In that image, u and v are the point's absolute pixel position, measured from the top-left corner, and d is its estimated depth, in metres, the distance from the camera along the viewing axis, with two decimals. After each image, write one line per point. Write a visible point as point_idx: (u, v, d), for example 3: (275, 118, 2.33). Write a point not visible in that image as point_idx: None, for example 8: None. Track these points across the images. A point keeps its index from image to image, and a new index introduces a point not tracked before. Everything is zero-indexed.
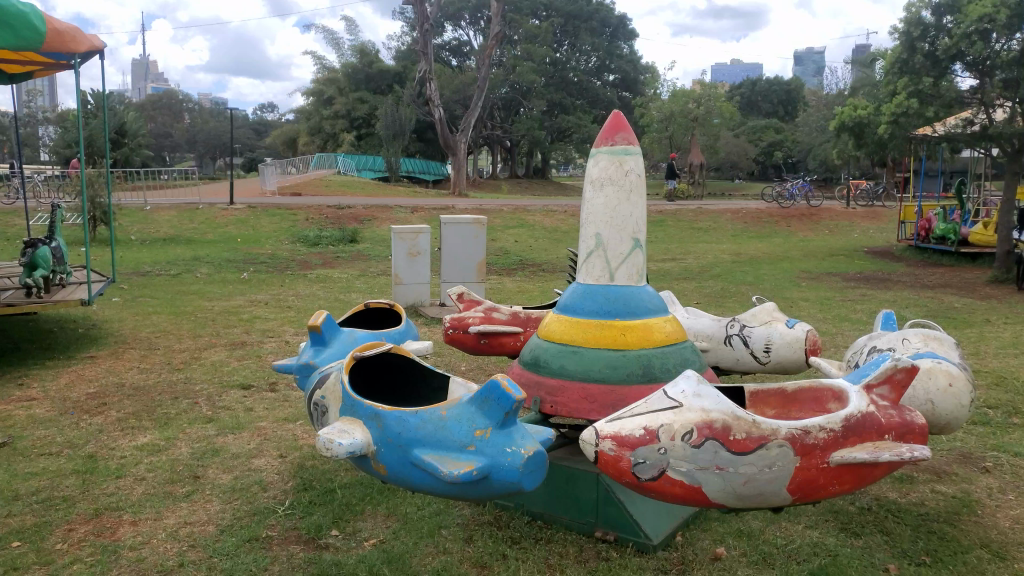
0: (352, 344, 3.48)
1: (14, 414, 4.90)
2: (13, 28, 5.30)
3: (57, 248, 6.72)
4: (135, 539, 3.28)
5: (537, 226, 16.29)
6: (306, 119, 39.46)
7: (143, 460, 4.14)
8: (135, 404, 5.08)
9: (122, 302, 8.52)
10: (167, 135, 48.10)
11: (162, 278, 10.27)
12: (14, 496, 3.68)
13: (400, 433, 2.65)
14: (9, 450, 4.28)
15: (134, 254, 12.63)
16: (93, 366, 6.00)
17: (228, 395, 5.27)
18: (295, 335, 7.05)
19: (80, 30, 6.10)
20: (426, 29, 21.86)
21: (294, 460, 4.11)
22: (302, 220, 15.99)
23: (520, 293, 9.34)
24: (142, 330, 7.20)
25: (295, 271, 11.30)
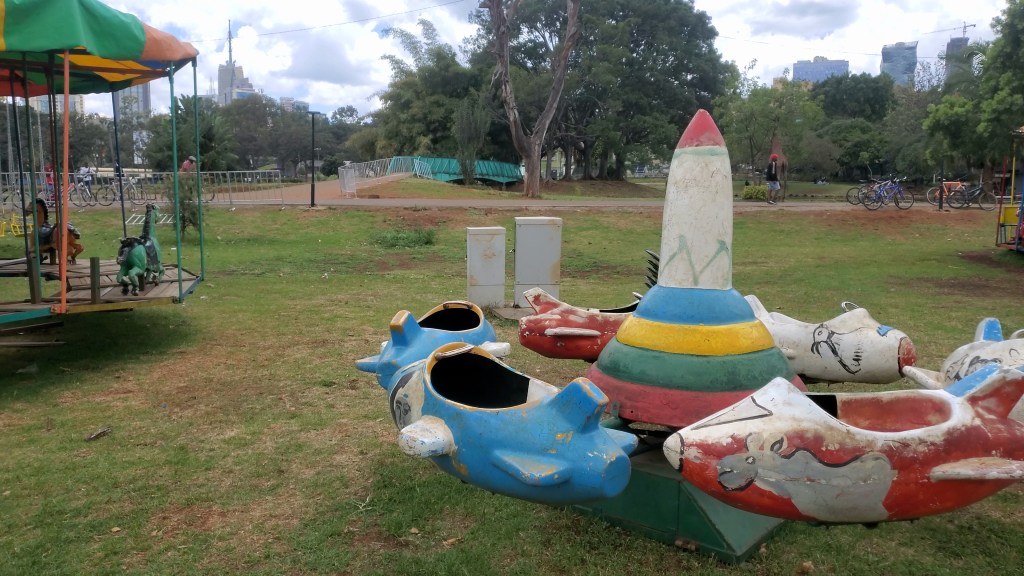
0: (432, 344, 3.52)
1: (112, 405, 5.15)
2: (115, 38, 5.57)
3: (151, 248, 7.04)
4: (224, 529, 3.40)
5: (612, 228, 16.17)
6: (383, 122, 40.24)
7: (231, 453, 4.29)
8: (223, 399, 5.27)
9: (210, 300, 8.86)
10: (252, 139, 49.81)
11: (247, 277, 10.64)
12: (114, 484, 3.87)
13: (481, 434, 2.66)
14: (108, 440, 4.50)
15: (221, 253, 13.11)
16: (184, 361, 6.26)
17: (310, 392, 5.41)
18: (374, 334, 7.17)
19: (175, 38, 6.37)
20: (503, 31, 22.00)
21: (374, 457, 4.18)
22: (380, 222, 16.31)
23: (596, 296, 9.29)
24: (229, 327, 7.47)
25: (373, 271, 11.52)
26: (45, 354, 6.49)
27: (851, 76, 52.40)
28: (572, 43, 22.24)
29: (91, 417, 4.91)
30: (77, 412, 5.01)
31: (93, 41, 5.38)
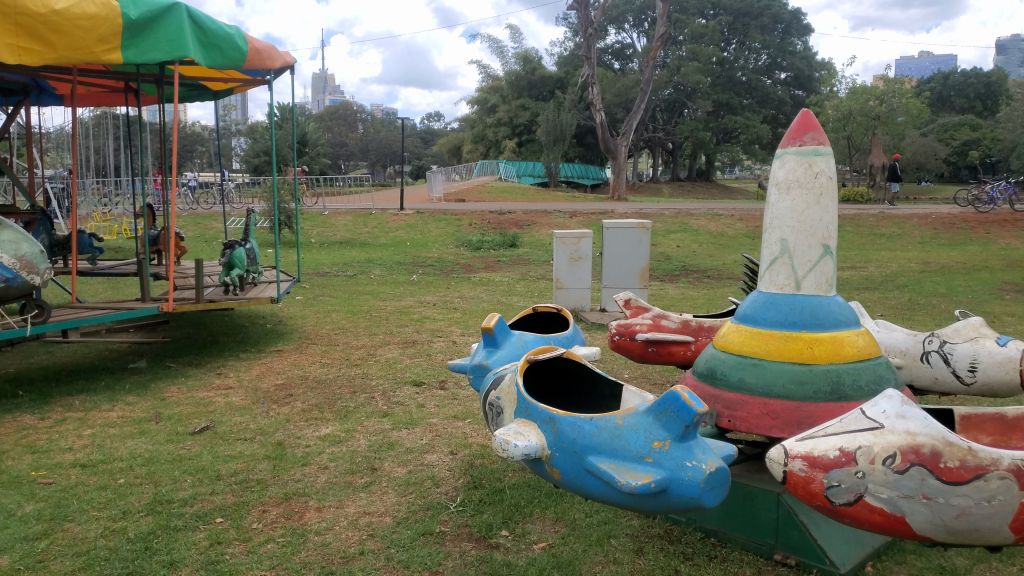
0: (522, 348, 3.50)
1: (215, 401, 5.38)
2: (221, 49, 5.84)
3: (251, 250, 7.31)
4: (321, 524, 3.49)
5: (701, 231, 15.85)
6: (470, 127, 40.73)
7: (326, 450, 4.41)
8: (318, 396, 5.42)
9: (304, 300, 9.16)
10: (343, 145, 51.29)
11: (339, 279, 10.94)
12: (217, 476, 4.03)
13: (575, 439, 2.64)
14: (212, 434, 4.70)
15: (315, 256, 13.52)
16: (281, 359, 6.48)
17: (401, 391, 5.50)
18: (462, 336, 7.24)
19: (275, 48, 6.61)
20: (590, 33, 21.90)
21: (464, 458, 4.21)
22: (466, 225, 16.48)
23: (686, 300, 9.10)
24: (323, 327, 7.69)
25: (460, 274, 11.65)
26: (153, 351, 6.84)
27: (961, 71, 49.75)
28: (661, 43, 21.90)
29: (195, 411, 5.14)
30: (182, 407, 5.25)
31: (201, 53, 5.65)
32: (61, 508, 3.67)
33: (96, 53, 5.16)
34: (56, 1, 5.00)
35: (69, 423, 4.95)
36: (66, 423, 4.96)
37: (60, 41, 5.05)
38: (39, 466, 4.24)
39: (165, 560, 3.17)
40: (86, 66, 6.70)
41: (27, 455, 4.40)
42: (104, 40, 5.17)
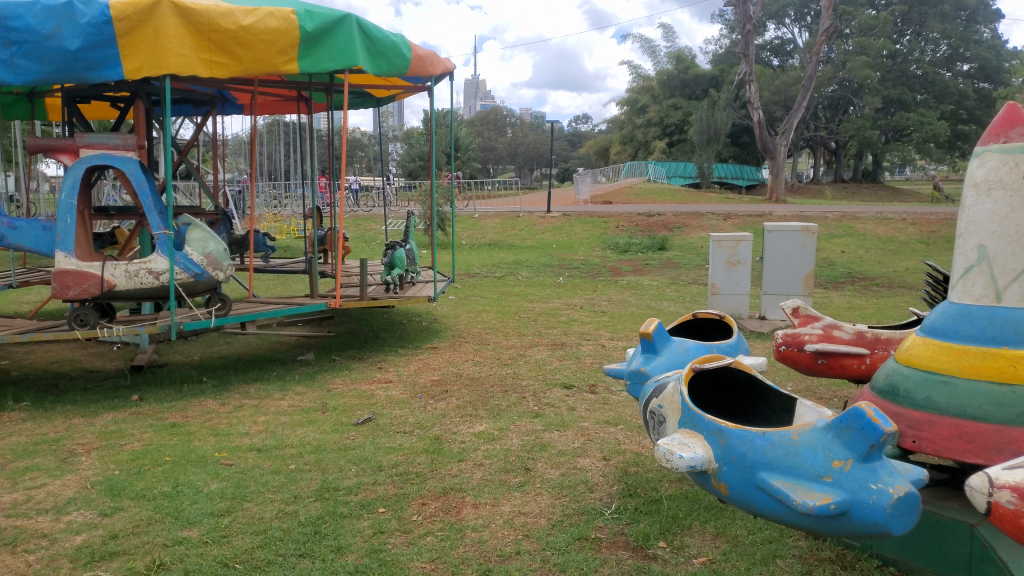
0: (683, 355, 3.39)
1: (376, 393, 5.62)
2: (386, 57, 6.11)
3: (410, 250, 7.59)
4: (477, 520, 3.54)
5: (868, 235, 14.86)
6: (618, 128, 40.46)
7: (480, 446, 4.48)
8: (472, 394, 5.53)
9: (456, 300, 9.40)
10: (491, 149, 52.38)
11: (490, 280, 11.15)
12: (379, 467, 4.19)
13: (745, 454, 2.53)
14: (373, 426, 4.91)
15: (466, 257, 13.88)
16: (436, 356, 6.67)
17: (552, 393, 5.51)
18: (612, 340, 7.16)
19: (436, 54, 6.83)
20: (750, 29, 21.08)
21: (618, 464, 4.15)
22: (613, 228, 16.34)
23: (852, 310, 8.55)
24: (475, 327, 7.85)
25: (607, 277, 11.57)
26: (319, 344, 7.25)
27: None
28: (826, 37, 20.66)
29: (358, 403, 5.38)
30: (346, 398, 5.53)
31: (369, 61, 5.92)
32: (241, 489, 3.95)
33: (276, 64, 5.50)
34: (243, 17, 5.35)
35: (246, 409, 5.33)
36: (244, 409, 5.34)
37: (245, 55, 5.41)
38: (220, 448, 4.58)
39: (333, 545, 3.32)
40: (265, 76, 7.19)
41: (210, 437, 4.77)
42: (283, 52, 5.52)
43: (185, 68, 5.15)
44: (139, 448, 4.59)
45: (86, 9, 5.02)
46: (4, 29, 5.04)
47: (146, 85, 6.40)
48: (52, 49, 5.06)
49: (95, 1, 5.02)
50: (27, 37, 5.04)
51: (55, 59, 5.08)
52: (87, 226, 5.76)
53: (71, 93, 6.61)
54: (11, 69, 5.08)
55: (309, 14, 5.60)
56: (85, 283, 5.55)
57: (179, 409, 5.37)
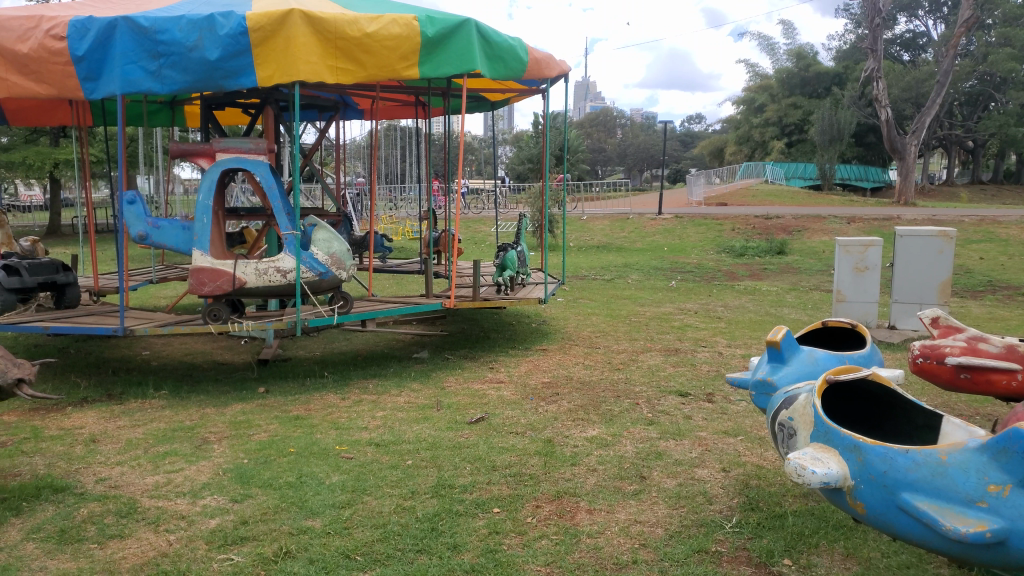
0: (813, 365, 3.23)
1: (488, 393, 5.68)
2: (504, 60, 6.16)
3: (522, 252, 7.62)
4: (592, 526, 3.50)
5: (1011, 241, 13.81)
6: (734, 129, 39.37)
7: (593, 451, 4.43)
8: (584, 397, 5.49)
9: (566, 302, 9.38)
10: (601, 151, 52.13)
11: (600, 282, 11.08)
12: (493, 467, 4.22)
13: (886, 473, 2.39)
14: (487, 425, 4.95)
15: (575, 259, 13.84)
16: (547, 358, 6.66)
17: (666, 400, 5.39)
18: (729, 347, 6.94)
19: (552, 57, 6.84)
20: (880, 23, 20.04)
21: (738, 476, 4.01)
22: (729, 230, 15.90)
23: (995, 321, 7.97)
24: (585, 329, 7.81)
25: (722, 281, 11.27)
26: (433, 343, 7.39)
27: None
28: (967, 28, 19.38)
29: (471, 402, 5.45)
30: (459, 397, 5.60)
31: (487, 65, 5.99)
32: (362, 482, 4.06)
33: (398, 69, 5.65)
34: (368, 25, 5.53)
35: (364, 404, 5.49)
36: (362, 404, 5.51)
37: (369, 61, 5.58)
38: (341, 441, 4.74)
39: (450, 543, 3.37)
40: (386, 82, 7.40)
41: (332, 430, 4.94)
42: (405, 58, 5.65)
43: (312, 74, 5.39)
44: (266, 438, 4.81)
45: (225, 21, 5.31)
46: (153, 42, 5.35)
47: (275, 93, 6.72)
48: (194, 60, 5.36)
49: (234, 14, 5.31)
50: (173, 49, 5.35)
51: (197, 69, 5.37)
52: (221, 226, 6.08)
53: (209, 101, 7.01)
54: (158, 79, 5.38)
55: (431, 20, 5.70)
56: (219, 279, 5.86)
57: (302, 402, 5.60)
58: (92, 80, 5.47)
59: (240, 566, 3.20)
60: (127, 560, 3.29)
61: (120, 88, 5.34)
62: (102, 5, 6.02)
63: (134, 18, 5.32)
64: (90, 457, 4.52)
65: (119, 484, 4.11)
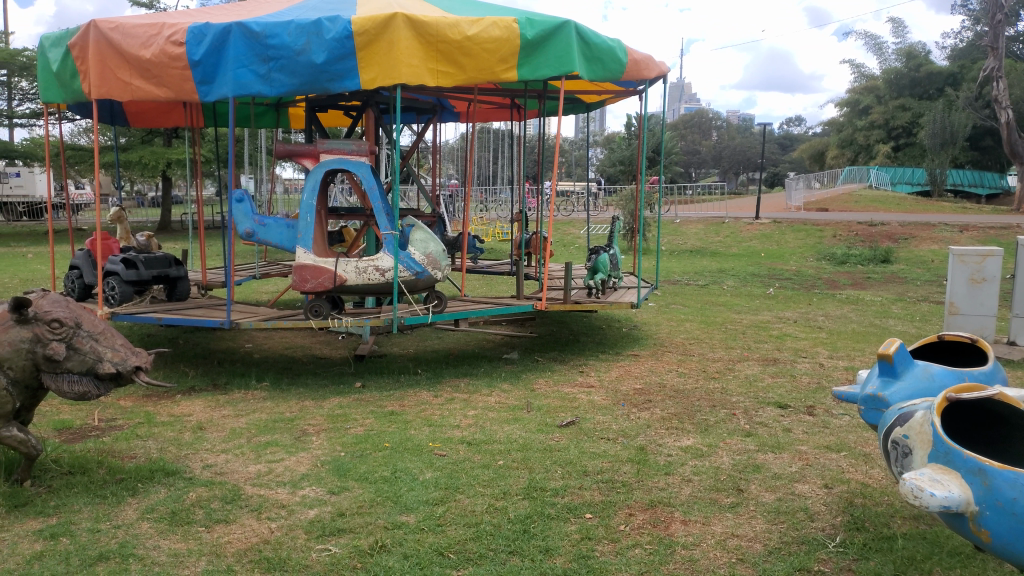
0: (929, 381, 3.05)
1: (579, 397, 5.64)
2: (603, 62, 6.13)
3: (614, 256, 7.53)
4: (688, 538, 3.42)
5: None
6: (836, 131, 37.91)
7: (688, 462, 4.34)
8: (677, 406, 5.38)
9: (658, 307, 9.24)
10: (695, 153, 51.12)
11: (693, 288, 10.87)
12: (584, 472, 4.18)
13: (1015, 500, 2.24)
14: (578, 429, 4.91)
15: (667, 264, 13.61)
16: (638, 364, 6.57)
17: (764, 412, 5.22)
18: (831, 359, 6.67)
19: (651, 58, 6.75)
20: (1002, 20, 18.91)
21: (841, 494, 3.84)
22: (829, 237, 15.33)
23: None
24: (678, 336, 7.67)
25: (823, 290, 10.86)
26: (523, 344, 7.41)
27: None
28: None
29: (561, 405, 5.43)
30: (550, 399, 5.59)
31: (585, 67, 5.97)
32: (454, 480, 4.10)
33: (497, 72, 5.70)
34: (469, 28, 5.60)
35: (456, 403, 5.55)
36: (454, 402, 5.57)
37: (469, 64, 5.65)
38: (434, 438, 4.80)
39: (541, 546, 3.36)
40: (483, 84, 7.47)
41: (425, 427, 5.02)
42: (504, 60, 5.70)
43: (414, 77, 5.49)
44: (362, 433, 4.92)
45: (332, 25, 5.47)
46: (263, 47, 5.57)
47: (376, 95, 6.89)
48: (302, 63, 5.55)
49: (340, 18, 5.46)
50: (282, 53, 5.56)
51: (304, 72, 5.56)
52: (323, 225, 6.27)
53: (313, 103, 7.25)
54: (267, 82, 5.60)
55: (530, 22, 5.73)
56: (321, 277, 6.05)
57: (396, 398, 5.71)
58: (207, 83, 5.72)
59: (337, 557, 3.28)
60: (232, 544, 3.42)
61: (233, 91, 5.57)
62: (216, 12, 6.29)
63: (246, 24, 5.55)
64: (198, 443, 4.74)
65: (224, 471, 4.29)
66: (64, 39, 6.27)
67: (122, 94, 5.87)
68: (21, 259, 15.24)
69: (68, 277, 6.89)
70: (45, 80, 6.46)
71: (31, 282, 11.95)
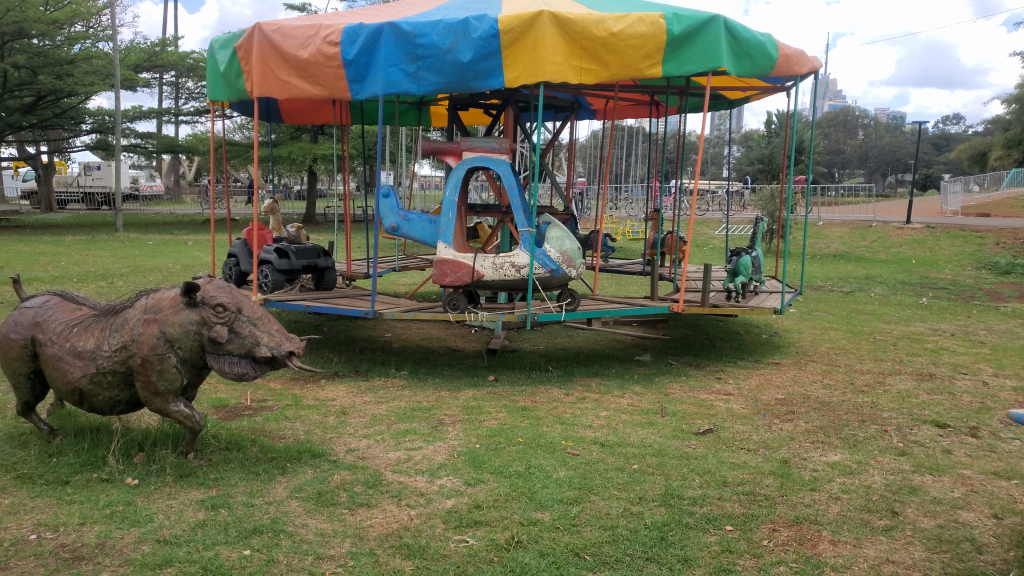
0: None
1: (716, 404, 5.45)
2: (752, 57, 5.90)
3: (756, 258, 7.24)
4: (837, 559, 3.23)
5: None
6: (1003, 130, 34.88)
7: (836, 478, 4.10)
8: (823, 419, 5.10)
9: (800, 314, 8.82)
10: (839, 152, 48.47)
11: (837, 295, 10.32)
12: (724, 482, 4.04)
13: None
14: (716, 438, 4.76)
15: (807, 268, 12.98)
16: (780, 373, 6.29)
17: (920, 431, 4.86)
18: (996, 377, 6.12)
19: (804, 52, 6.44)
20: None
21: (1013, 526, 3.50)
22: (992, 244, 14.12)
23: None
24: (822, 345, 7.29)
25: (984, 301, 10.03)
26: (656, 347, 7.26)
27: None
28: None
29: (698, 412, 5.27)
30: (685, 405, 5.44)
31: (733, 62, 5.76)
32: (588, 481, 4.06)
33: (641, 68, 5.61)
34: (615, 24, 5.53)
35: (588, 402, 5.51)
36: (586, 401, 5.53)
37: (613, 61, 5.59)
38: (567, 436, 4.79)
39: (680, 555, 3.26)
40: (624, 81, 7.38)
41: (557, 425, 5.01)
42: (649, 57, 5.59)
43: (557, 75, 5.50)
44: (495, 426, 4.97)
45: (479, 24, 5.55)
46: (413, 46, 5.72)
47: (517, 94, 6.95)
48: (448, 62, 5.66)
49: (487, 17, 5.53)
50: (430, 52, 5.69)
51: (450, 71, 5.67)
52: (463, 221, 6.40)
53: (455, 101, 7.39)
54: (415, 80, 5.75)
55: (678, 17, 5.57)
56: (460, 272, 6.17)
57: (529, 393, 5.74)
58: (359, 82, 5.95)
59: (474, 549, 3.32)
60: (374, 529, 3.54)
61: (383, 89, 5.76)
62: (368, 13, 6.53)
63: (398, 24, 5.72)
64: (341, 427, 4.94)
65: (366, 456, 4.45)
66: (231, 41, 6.70)
67: (281, 93, 6.21)
68: (184, 246, 16.49)
69: (226, 264, 7.36)
70: (213, 80, 6.92)
71: (193, 268, 12.91)
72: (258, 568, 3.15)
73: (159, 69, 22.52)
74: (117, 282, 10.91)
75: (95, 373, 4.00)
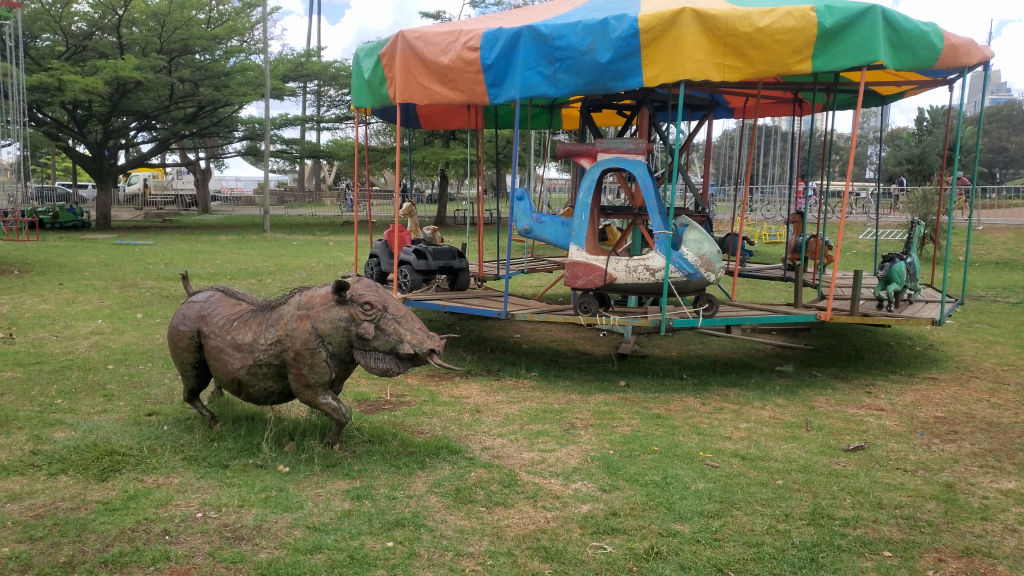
0: None
1: (866, 420, 5.13)
2: (913, 49, 5.51)
3: (911, 264, 6.76)
4: None
5: None
6: None
7: (1011, 508, 3.74)
8: (991, 441, 4.68)
9: (959, 326, 8.17)
10: (1003, 150, 44.52)
11: (1002, 305, 9.48)
12: (879, 504, 3.78)
13: None
14: (868, 456, 4.47)
15: (967, 276, 12.00)
16: (938, 389, 5.83)
17: None
18: None
19: (973, 41, 5.95)
20: None
21: None
22: None
23: None
24: (987, 360, 6.71)
25: None
26: (797, 356, 6.92)
27: None
28: None
29: (846, 427, 4.97)
30: (832, 420, 5.15)
31: (891, 55, 5.41)
32: (730, 494, 3.91)
33: (789, 64, 5.36)
34: (761, 19, 5.31)
35: (726, 413, 5.31)
36: (724, 412, 5.34)
37: (759, 57, 5.37)
38: (705, 447, 4.63)
39: None
40: (767, 79, 7.07)
41: (694, 434, 4.87)
42: (797, 52, 5.34)
43: (699, 73, 5.35)
44: (629, 432, 4.89)
45: (618, 24, 5.48)
46: (551, 48, 5.73)
47: (653, 94, 6.81)
48: (587, 63, 5.62)
49: (626, 16, 5.45)
50: (569, 54, 5.67)
51: (589, 72, 5.63)
52: (596, 223, 6.33)
53: (588, 103, 7.33)
54: (553, 83, 5.75)
55: (830, 9, 5.28)
56: (592, 274, 6.13)
57: (662, 401, 5.61)
58: (497, 86, 6.01)
59: (613, 556, 3.27)
60: (511, 529, 3.55)
61: (521, 92, 5.80)
62: (506, 17, 6.59)
63: (537, 27, 5.75)
64: (476, 425, 5.00)
65: (501, 455, 4.49)
66: (375, 49, 6.95)
67: (421, 99, 6.38)
68: (324, 246, 17.30)
69: (367, 264, 7.67)
70: (358, 87, 7.20)
71: (334, 266, 13.54)
72: (401, 560, 3.22)
73: (305, 79, 23.84)
74: (266, 279, 11.60)
75: (252, 365, 4.24)
